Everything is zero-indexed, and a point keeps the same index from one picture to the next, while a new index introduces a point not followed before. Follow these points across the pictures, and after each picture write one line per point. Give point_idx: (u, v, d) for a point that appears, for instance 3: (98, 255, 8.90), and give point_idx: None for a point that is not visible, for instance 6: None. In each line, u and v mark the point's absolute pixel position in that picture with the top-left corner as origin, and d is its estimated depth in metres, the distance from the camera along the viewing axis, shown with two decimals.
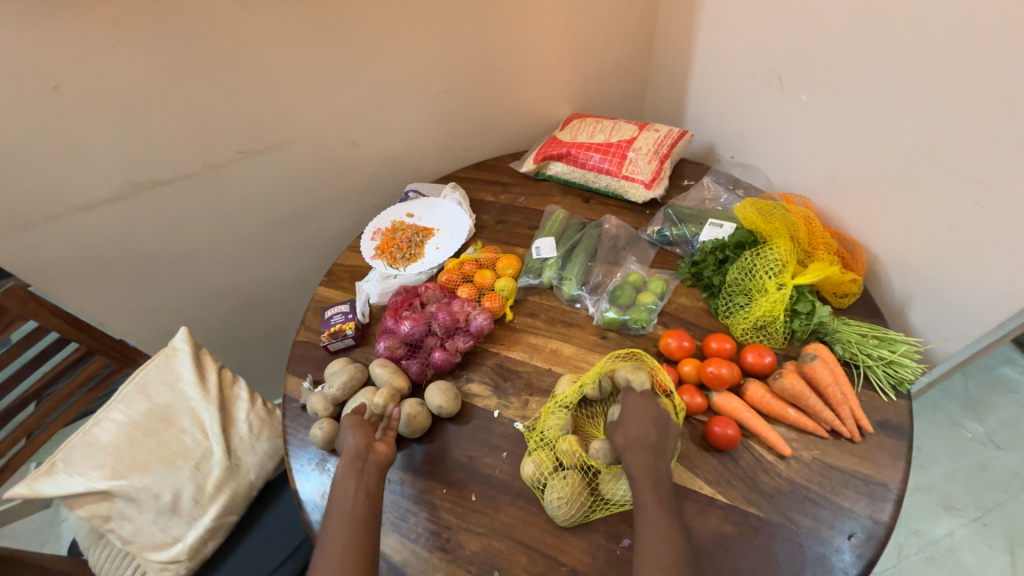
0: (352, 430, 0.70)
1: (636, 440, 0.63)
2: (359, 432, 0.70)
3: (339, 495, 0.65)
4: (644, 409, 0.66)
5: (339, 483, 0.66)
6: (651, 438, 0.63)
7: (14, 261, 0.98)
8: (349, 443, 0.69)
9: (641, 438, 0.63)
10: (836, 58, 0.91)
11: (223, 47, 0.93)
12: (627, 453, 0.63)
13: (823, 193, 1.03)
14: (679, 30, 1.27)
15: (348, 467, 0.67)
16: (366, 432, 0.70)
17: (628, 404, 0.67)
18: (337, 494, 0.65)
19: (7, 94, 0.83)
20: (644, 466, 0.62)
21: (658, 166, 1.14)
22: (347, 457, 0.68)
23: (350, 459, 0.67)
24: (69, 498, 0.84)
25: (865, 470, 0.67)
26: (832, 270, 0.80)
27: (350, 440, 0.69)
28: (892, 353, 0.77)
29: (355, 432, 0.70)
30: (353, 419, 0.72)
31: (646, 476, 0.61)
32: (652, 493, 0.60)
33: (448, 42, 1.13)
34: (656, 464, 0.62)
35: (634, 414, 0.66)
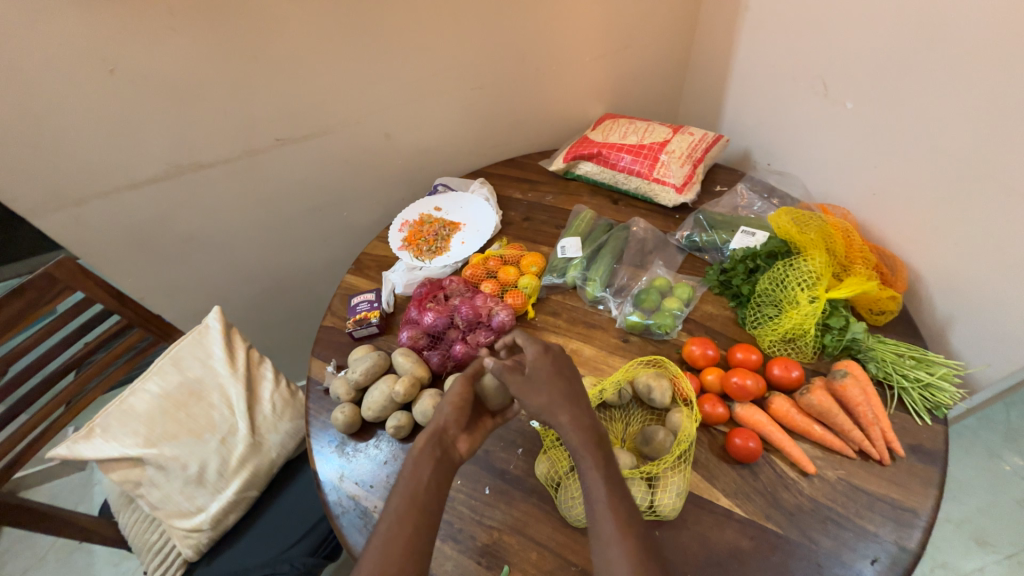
0: (453, 409, 0.67)
1: (553, 403, 0.64)
2: (456, 414, 0.68)
3: (415, 463, 0.63)
4: (553, 370, 0.67)
5: (416, 455, 0.63)
6: (573, 398, 0.65)
7: (66, 235, 1.04)
8: (440, 420, 0.67)
9: (563, 401, 0.64)
10: (888, 65, 0.87)
11: (267, 36, 0.96)
12: (550, 414, 0.64)
13: (864, 206, 0.99)
14: (721, 32, 1.24)
15: (429, 440, 0.65)
16: (461, 416, 0.68)
17: (537, 366, 0.67)
18: (411, 460, 0.63)
19: (67, 77, 0.87)
20: (578, 430, 0.62)
21: (691, 170, 1.12)
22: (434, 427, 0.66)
23: (436, 431, 0.66)
24: (103, 462, 0.89)
25: (893, 495, 0.65)
26: (870, 285, 0.77)
27: (444, 417, 0.67)
28: (930, 376, 0.73)
29: (453, 413, 0.67)
30: (462, 392, 0.69)
31: (587, 442, 0.62)
32: (596, 466, 0.60)
33: (485, 38, 1.13)
34: (590, 427, 0.63)
35: (545, 375, 0.66)
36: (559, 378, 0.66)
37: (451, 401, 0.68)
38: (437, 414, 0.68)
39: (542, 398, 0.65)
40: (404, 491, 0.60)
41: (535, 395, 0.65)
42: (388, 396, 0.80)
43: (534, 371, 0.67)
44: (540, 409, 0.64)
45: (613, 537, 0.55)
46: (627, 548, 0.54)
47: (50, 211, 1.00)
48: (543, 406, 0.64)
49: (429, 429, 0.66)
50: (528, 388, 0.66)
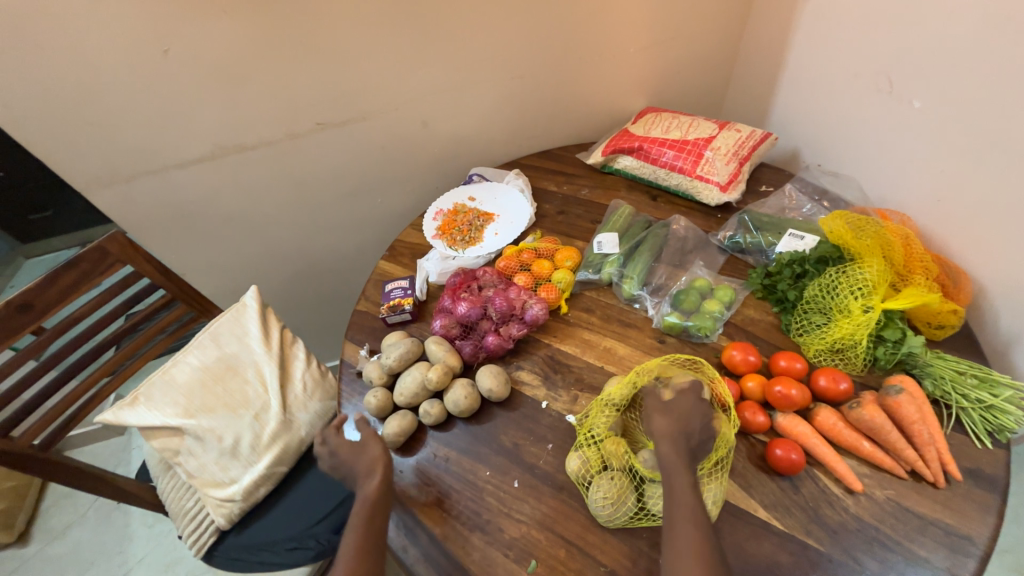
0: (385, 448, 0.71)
1: (676, 436, 0.62)
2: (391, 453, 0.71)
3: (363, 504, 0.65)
4: (693, 402, 0.64)
5: (364, 497, 0.66)
6: (693, 430, 0.62)
7: (118, 210, 1.09)
8: (381, 461, 0.69)
9: (683, 435, 0.62)
10: (965, 62, 0.81)
11: (310, 19, 0.96)
12: (666, 442, 0.62)
13: (925, 213, 0.94)
14: (775, 23, 1.18)
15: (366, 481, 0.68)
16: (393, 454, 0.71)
17: (681, 396, 0.65)
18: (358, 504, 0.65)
19: (121, 56, 0.90)
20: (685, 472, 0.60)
21: (736, 168, 1.08)
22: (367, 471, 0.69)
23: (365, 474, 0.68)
24: (146, 429, 0.92)
25: (947, 520, 0.61)
26: (931, 298, 0.72)
27: (384, 457, 0.70)
28: (994, 397, 0.69)
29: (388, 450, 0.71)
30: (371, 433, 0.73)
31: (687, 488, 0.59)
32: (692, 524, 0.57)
33: (528, 24, 1.11)
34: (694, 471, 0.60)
35: (684, 409, 0.64)
36: (697, 420, 0.63)
37: (369, 445, 0.71)
38: (359, 460, 0.70)
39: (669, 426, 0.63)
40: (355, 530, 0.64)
41: (663, 421, 0.63)
42: (422, 385, 0.80)
43: (677, 398, 0.65)
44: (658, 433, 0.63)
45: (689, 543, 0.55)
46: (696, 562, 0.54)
47: (102, 187, 1.04)
48: (665, 431, 0.63)
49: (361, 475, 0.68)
50: (659, 410, 0.65)
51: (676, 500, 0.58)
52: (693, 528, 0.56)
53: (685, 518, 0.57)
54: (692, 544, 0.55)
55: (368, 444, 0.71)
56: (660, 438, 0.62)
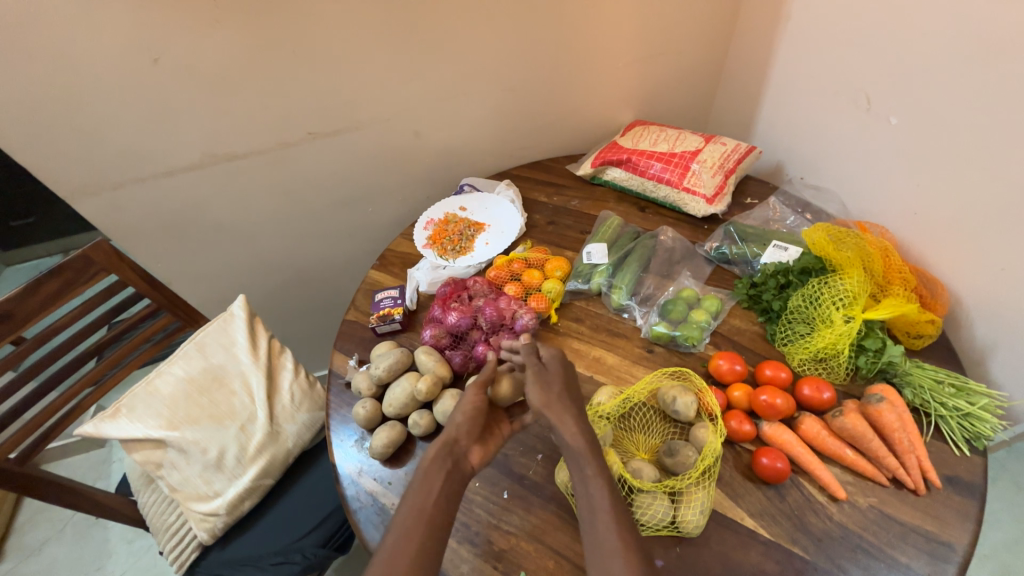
0: (462, 418, 0.70)
1: (553, 399, 0.69)
2: (468, 426, 0.69)
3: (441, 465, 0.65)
4: (559, 370, 0.73)
5: (427, 463, 0.66)
6: (568, 390, 0.70)
7: (103, 218, 1.07)
8: (454, 431, 0.69)
9: (558, 398, 0.69)
10: (938, 82, 0.84)
11: (304, 31, 0.97)
12: (549, 414, 0.68)
13: (903, 226, 0.97)
14: (758, 41, 1.22)
15: (448, 442, 0.68)
16: (472, 427, 0.70)
17: (552, 362, 0.73)
18: (435, 459, 0.66)
19: (111, 65, 0.89)
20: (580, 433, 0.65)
21: (722, 181, 1.10)
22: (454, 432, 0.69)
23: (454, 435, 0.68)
24: (127, 442, 0.90)
25: (928, 527, 0.62)
26: (909, 308, 0.74)
27: (457, 429, 0.69)
28: (970, 405, 0.71)
29: (467, 420, 0.70)
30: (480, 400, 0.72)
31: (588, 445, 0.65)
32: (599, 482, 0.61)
33: (519, 39, 1.13)
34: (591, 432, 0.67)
35: (557, 373, 0.72)
36: (568, 383, 0.72)
37: (473, 412, 0.71)
38: (457, 416, 0.70)
39: (542, 392, 0.69)
40: (423, 487, 0.63)
41: (540, 389, 0.70)
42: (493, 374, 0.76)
43: (549, 365, 0.73)
44: (537, 401, 0.69)
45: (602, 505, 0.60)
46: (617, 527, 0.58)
47: (88, 194, 1.03)
48: (542, 402, 0.69)
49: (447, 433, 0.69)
50: (535, 379, 0.71)
51: (579, 466, 0.63)
52: (603, 495, 0.61)
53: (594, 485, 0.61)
54: (606, 508, 0.60)
55: (468, 409, 0.71)
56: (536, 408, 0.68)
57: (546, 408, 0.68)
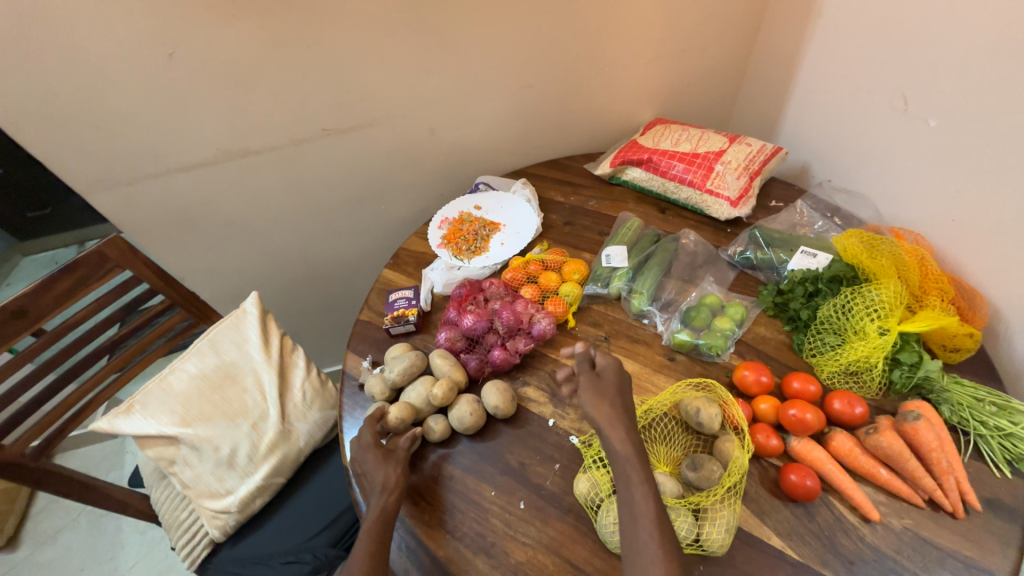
0: (385, 466, 0.70)
1: (612, 408, 0.65)
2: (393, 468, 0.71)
3: (376, 522, 0.65)
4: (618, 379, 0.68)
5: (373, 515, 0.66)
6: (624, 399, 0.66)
7: (117, 213, 1.07)
8: (385, 478, 0.69)
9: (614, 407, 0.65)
10: (983, 82, 0.80)
11: (320, 24, 0.95)
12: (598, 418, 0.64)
13: (940, 233, 0.93)
14: (786, 38, 1.18)
15: (381, 499, 0.67)
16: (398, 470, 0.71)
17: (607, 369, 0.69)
18: (371, 519, 0.66)
19: (126, 59, 0.88)
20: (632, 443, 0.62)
21: (747, 183, 1.07)
22: (378, 490, 0.68)
23: (381, 491, 0.68)
24: (141, 438, 0.90)
25: (967, 553, 0.60)
26: (949, 321, 0.71)
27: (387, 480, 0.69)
28: (1013, 425, 0.67)
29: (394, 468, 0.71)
30: (384, 452, 0.72)
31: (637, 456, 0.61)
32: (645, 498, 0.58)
33: (539, 34, 1.10)
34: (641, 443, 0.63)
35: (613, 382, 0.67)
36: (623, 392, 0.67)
37: (391, 464, 0.71)
38: (374, 474, 0.70)
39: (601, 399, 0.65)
40: (365, 546, 0.63)
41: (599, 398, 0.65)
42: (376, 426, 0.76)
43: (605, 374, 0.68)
44: (592, 406, 0.65)
45: (645, 513, 0.57)
46: (659, 536, 0.56)
47: (103, 189, 1.02)
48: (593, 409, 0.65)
49: (376, 490, 0.68)
50: (591, 386, 0.67)
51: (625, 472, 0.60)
52: (648, 504, 0.58)
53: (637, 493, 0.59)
54: (650, 518, 0.57)
55: (382, 462, 0.71)
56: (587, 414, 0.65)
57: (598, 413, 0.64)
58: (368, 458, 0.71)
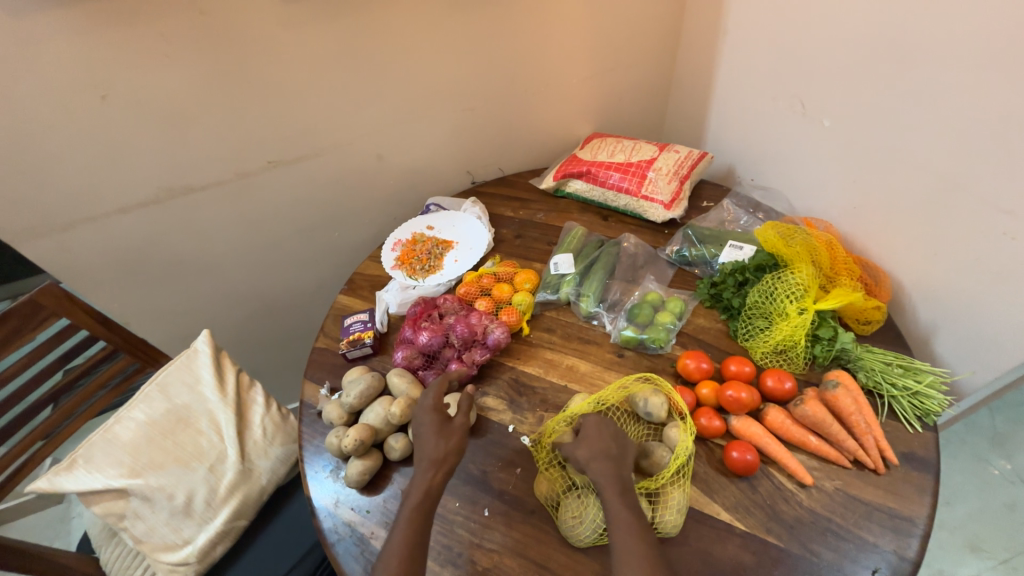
0: (436, 436, 0.70)
1: (597, 451, 0.65)
2: (443, 442, 0.70)
3: (420, 498, 0.65)
4: (604, 426, 0.67)
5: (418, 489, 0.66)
6: (614, 450, 0.65)
7: (50, 260, 1.03)
8: (433, 449, 0.68)
9: (603, 453, 0.65)
10: (863, 85, 0.91)
11: (257, 60, 0.97)
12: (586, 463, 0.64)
13: (846, 220, 1.03)
14: (701, 55, 1.29)
15: (427, 473, 0.67)
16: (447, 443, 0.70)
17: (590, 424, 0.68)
18: (415, 492, 0.65)
19: (54, 103, 0.87)
20: (612, 479, 0.62)
21: (678, 187, 1.15)
22: (425, 463, 0.68)
23: (429, 465, 0.67)
24: (85, 494, 0.86)
25: (890, 504, 0.65)
26: (856, 296, 0.79)
27: (437, 454, 0.68)
28: (918, 384, 0.75)
29: (447, 443, 0.69)
30: (439, 424, 0.71)
31: (616, 488, 0.62)
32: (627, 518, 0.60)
33: (475, 60, 1.16)
34: (622, 477, 0.63)
35: (596, 434, 0.66)
36: (609, 436, 0.67)
37: (445, 436, 0.70)
38: (426, 445, 0.69)
39: (587, 445, 0.66)
40: (407, 518, 0.64)
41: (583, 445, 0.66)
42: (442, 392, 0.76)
43: (586, 429, 0.67)
44: (581, 454, 0.65)
45: (625, 522, 0.60)
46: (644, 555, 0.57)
47: (34, 237, 0.99)
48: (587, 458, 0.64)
49: (424, 463, 0.68)
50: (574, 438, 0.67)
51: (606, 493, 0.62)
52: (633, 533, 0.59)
53: (616, 506, 0.61)
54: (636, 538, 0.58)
55: (434, 434, 0.70)
56: (595, 429, 0.67)
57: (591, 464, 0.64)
58: (425, 421, 0.72)
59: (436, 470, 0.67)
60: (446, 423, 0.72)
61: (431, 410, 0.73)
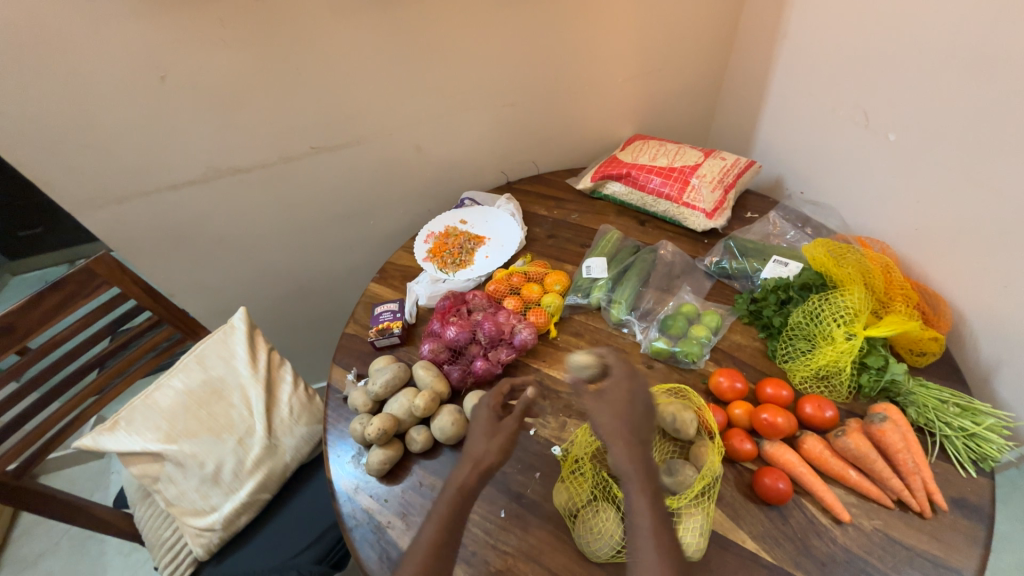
0: (483, 435, 0.68)
1: (619, 425, 0.63)
2: (490, 442, 0.68)
3: (454, 493, 0.63)
4: (627, 395, 0.65)
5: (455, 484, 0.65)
6: (640, 426, 0.63)
7: (106, 231, 1.08)
8: (478, 447, 0.67)
9: (626, 427, 0.63)
10: (935, 99, 0.85)
11: (306, 48, 0.99)
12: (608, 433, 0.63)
13: (905, 242, 0.96)
14: (756, 58, 1.23)
15: (465, 469, 0.65)
16: (493, 444, 0.68)
17: (611, 391, 0.66)
18: (451, 486, 0.64)
19: (117, 82, 0.91)
20: (635, 460, 0.61)
21: (722, 195, 1.11)
22: (468, 460, 0.67)
23: (471, 461, 0.66)
24: (124, 455, 0.90)
25: (934, 551, 0.61)
26: (911, 325, 0.74)
27: (483, 453, 0.67)
28: (976, 425, 0.70)
29: (493, 444, 0.68)
30: (489, 423, 0.70)
31: (639, 470, 0.61)
32: (646, 503, 0.59)
33: (519, 56, 1.14)
34: (647, 462, 0.62)
35: (618, 402, 0.65)
36: (633, 407, 0.65)
37: (491, 436, 0.68)
38: (473, 441, 0.69)
39: (610, 418, 0.64)
40: (441, 511, 0.63)
41: (603, 416, 0.64)
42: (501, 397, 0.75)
43: (608, 395, 0.66)
44: (605, 428, 0.64)
45: (646, 524, 0.58)
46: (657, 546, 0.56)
47: (93, 208, 1.04)
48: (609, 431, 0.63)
49: (466, 459, 0.67)
50: (597, 408, 0.65)
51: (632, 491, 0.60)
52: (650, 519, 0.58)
53: (642, 505, 0.59)
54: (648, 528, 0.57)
55: (482, 433, 0.69)
56: (614, 396, 0.65)
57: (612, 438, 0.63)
58: (478, 419, 0.71)
59: (476, 469, 0.66)
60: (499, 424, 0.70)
61: (486, 410, 0.72)
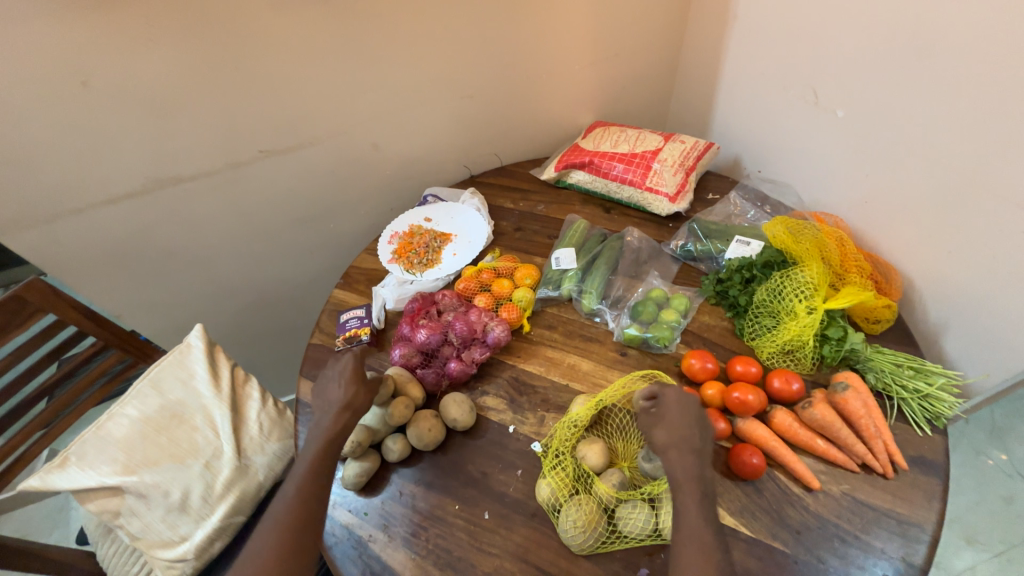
0: (349, 381, 0.72)
1: (673, 438, 0.60)
2: (355, 387, 0.72)
3: (325, 438, 0.68)
4: (685, 406, 0.62)
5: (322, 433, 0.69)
6: (695, 438, 0.60)
7: (35, 252, 0.99)
8: (342, 393, 0.71)
9: (683, 439, 0.60)
10: (880, 76, 0.88)
11: (246, 45, 0.92)
12: (663, 445, 0.60)
13: (856, 215, 1.00)
14: (709, 40, 1.24)
15: (335, 415, 0.70)
16: (359, 388, 0.72)
17: (667, 400, 0.63)
18: (321, 433, 0.69)
19: (33, 89, 0.83)
20: (688, 470, 0.58)
21: (683, 179, 1.12)
22: (336, 406, 0.70)
23: (338, 407, 0.70)
24: (80, 492, 0.84)
25: (899, 509, 0.64)
26: (867, 296, 0.77)
27: (346, 397, 0.71)
28: (929, 386, 0.74)
29: (356, 389, 0.71)
30: (355, 368, 0.73)
31: (690, 480, 0.58)
32: (695, 513, 0.56)
33: (474, 46, 1.11)
34: (700, 469, 0.59)
35: (674, 412, 0.62)
36: (688, 415, 0.62)
37: (354, 382, 0.72)
38: (336, 390, 0.72)
39: (665, 432, 0.61)
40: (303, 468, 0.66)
41: (661, 429, 0.61)
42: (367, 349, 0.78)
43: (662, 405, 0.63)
44: (657, 441, 0.61)
45: (693, 529, 0.55)
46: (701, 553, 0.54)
47: (19, 229, 0.95)
48: (664, 443, 0.60)
49: (333, 406, 0.71)
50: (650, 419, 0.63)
51: (680, 491, 0.58)
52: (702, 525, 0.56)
53: (689, 506, 0.57)
54: (697, 534, 0.55)
55: (345, 378, 0.72)
56: (667, 406, 0.63)
57: (668, 450, 0.60)
58: (337, 369, 0.74)
59: (346, 414, 0.70)
60: (365, 372, 0.74)
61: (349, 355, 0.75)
